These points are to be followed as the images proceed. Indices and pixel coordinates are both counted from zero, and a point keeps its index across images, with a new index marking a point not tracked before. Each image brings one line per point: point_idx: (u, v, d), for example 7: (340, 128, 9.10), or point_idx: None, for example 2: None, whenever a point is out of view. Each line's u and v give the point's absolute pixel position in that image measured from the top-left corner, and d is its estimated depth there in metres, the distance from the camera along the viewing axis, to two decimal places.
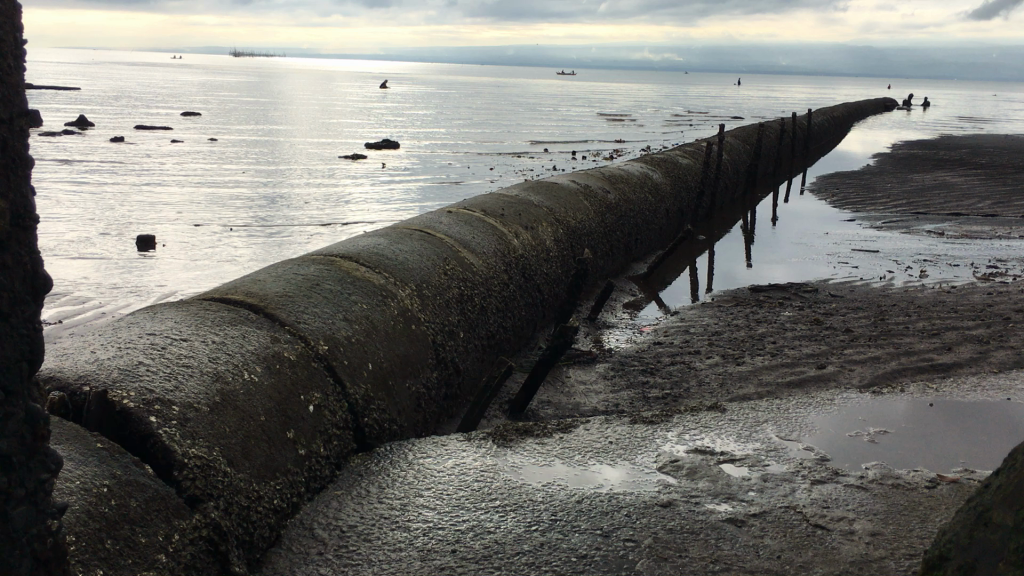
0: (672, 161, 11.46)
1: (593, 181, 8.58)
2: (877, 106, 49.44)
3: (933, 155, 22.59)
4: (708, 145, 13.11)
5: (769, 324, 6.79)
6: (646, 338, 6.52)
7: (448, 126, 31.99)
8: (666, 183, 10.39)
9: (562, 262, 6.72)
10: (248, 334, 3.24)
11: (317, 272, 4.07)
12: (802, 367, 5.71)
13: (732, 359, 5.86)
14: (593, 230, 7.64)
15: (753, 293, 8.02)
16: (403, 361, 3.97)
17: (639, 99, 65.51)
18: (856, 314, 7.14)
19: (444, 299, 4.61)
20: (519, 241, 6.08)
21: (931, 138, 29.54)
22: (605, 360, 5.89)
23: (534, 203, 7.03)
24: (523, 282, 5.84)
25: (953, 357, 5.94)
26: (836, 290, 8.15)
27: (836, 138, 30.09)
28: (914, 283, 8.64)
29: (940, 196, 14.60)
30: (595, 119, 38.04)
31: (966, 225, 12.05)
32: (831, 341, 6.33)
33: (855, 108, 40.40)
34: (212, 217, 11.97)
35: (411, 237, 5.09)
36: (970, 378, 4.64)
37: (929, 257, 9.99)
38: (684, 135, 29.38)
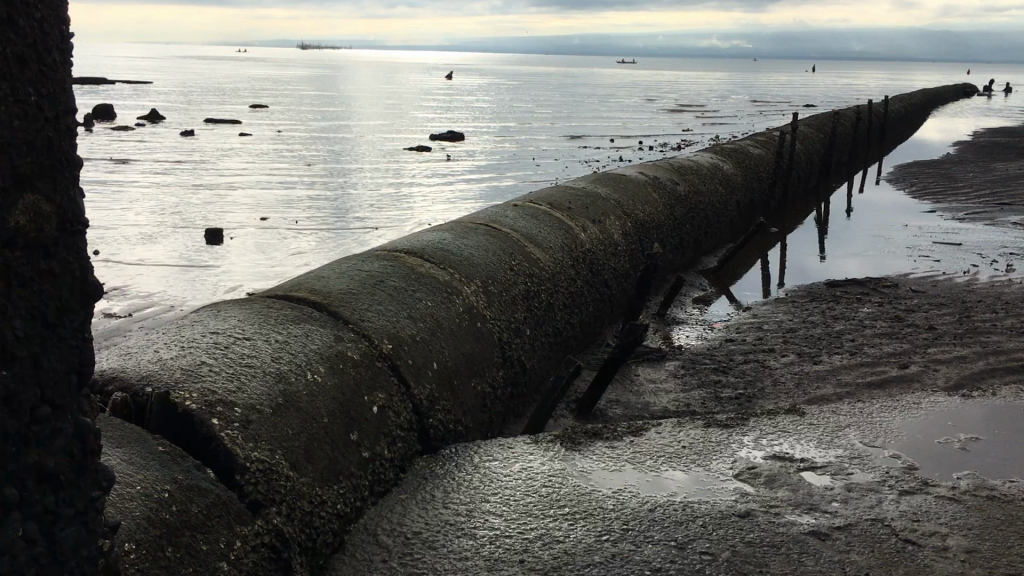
0: (742, 151, 11.19)
1: (662, 173, 8.39)
2: (955, 93, 47.91)
3: (1016, 143, 21.75)
4: (780, 135, 12.78)
5: (847, 321, 6.54)
6: (717, 335, 6.33)
7: (513, 118, 31.92)
8: (737, 175, 10.13)
9: (630, 256, 6.57)
10: (311, 333, 3.18)
11: (382, 268, 4.00)
12: (883, 367, 5.47)
13: (809, 358, 5.64)
14: (662, 223, 7.47)
15: (828, 288, 7.75)
16: (469, 360, 3.88)
17: (706, 87, 64.54)
18: (939, 311, 6.84)
19: (510, 295, 4.52)
20: (586, 234, 5.95)
21: (1014, 124, 28.46)
22: (675, 358, 5.73)
23: (602, 196, 6.88)
24: (590, 277, 5.72)
25: None
26: (917, 286, 7.83)
27: (913, 125, 29.20)
28: (1000, 278, 8.27)
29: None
30: (662, 109, 37.56)
31: None
32: (913, 339, 6.06)
33: (932, 96, 39.18)
34: (279, 211, 12.06)
35: (477, 231, 5.00)
36: None
37: (1016, 250, 9.56)
38: (753, 125, 28.83)
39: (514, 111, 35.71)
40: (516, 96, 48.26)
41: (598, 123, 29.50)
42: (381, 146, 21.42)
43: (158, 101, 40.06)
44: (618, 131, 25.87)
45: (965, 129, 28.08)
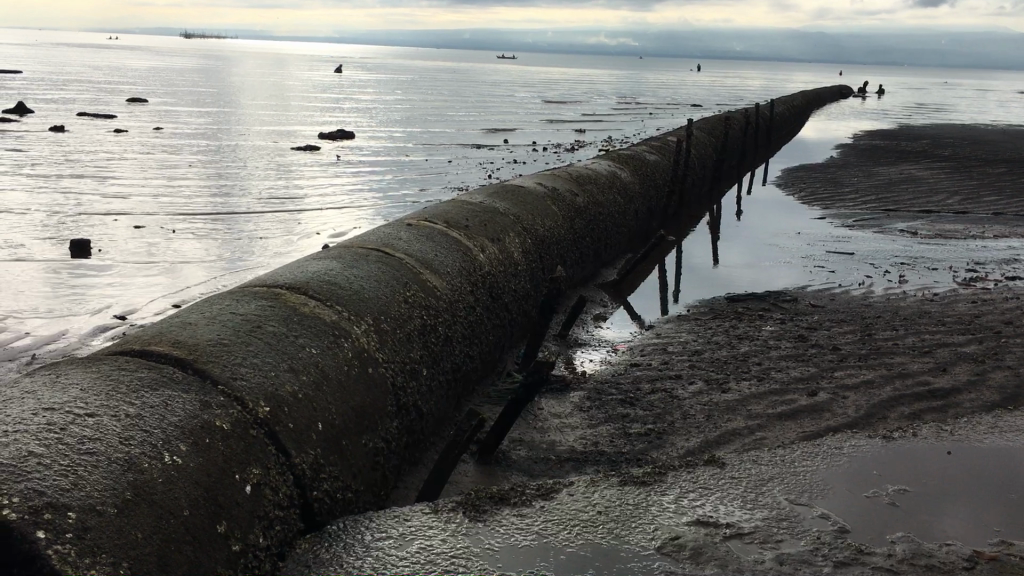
0: (639, 157, 11.02)
1: (561, 183, 8.09)
2: (832, 96, 49.80)
3: (894, 146, 22.49)
4: (675, 141, 12.70)
5: (752, 341, 6.36)
6: (621, 359, 6.07)
7: (404, 116, 31.32)
8: (635, 183, 9.93)
9: (531, 276, 6.26)
10: (172, 401, 2.70)
11: (260, 309, 3.54)
12: (793, 395, 5.28)
13: (717, 386, 5.41)
14: (561, 238, 7.16)
15: (729, 303, 7.60)
16: (359, 414, 3.47)
17: (597, 85, 65.39)
18: (841, 328, 6.75)
19: (406, 333, 4.14)
20: (484, 255, 5.58)
21: (890, 127, 29.56)
22: (580, 387, 5.43)
23: (500, 210, 6.52)
24: (490, 303, 5.37)
25: (950, 380, 5.57)
26: (817, 300, 7.75)
27: (795, 127, 29.99)
28: (895, 290, 8.29)
29: (908, 192, 14.36)
30: (554, 109, 37.59)
31: (939, 224, 11.79)
32: (819, 361, 5.91)
33: (813, 98, 40.49)
34: (158, 218, 11.36)
35: (368, 259, 4.57)
36: (983, 415, 4.23)
37: (906, 259, 9.66)
38: (644, 126, 29.09)
39: (405, 108, 35.07)
40: (411, 92, 47.65)
41: (491, 121, 29.30)
42: (270, 145, 20.69)
43: (29, 94, 37.90)
44: (513, 132, 25.73)
45: (846, 130, 29.03)
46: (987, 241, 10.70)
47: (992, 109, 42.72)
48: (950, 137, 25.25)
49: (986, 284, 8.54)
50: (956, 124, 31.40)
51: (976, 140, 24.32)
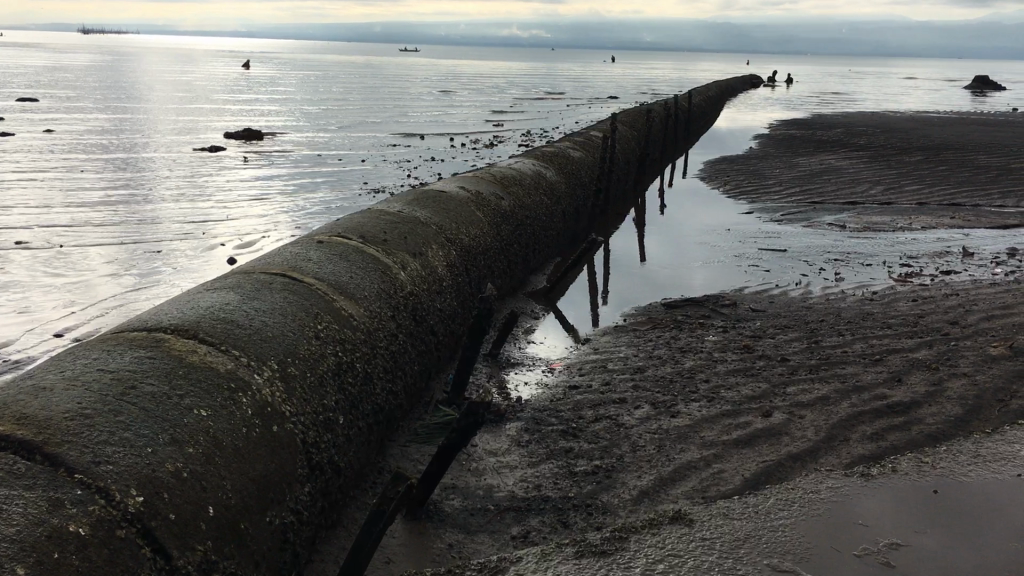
0: (563, 153, 10.57)
1: (485, 185, 7.58)
2: (745, 85, 50.42)
3: (811, 136, 22.58)
4: (599, 137, 12.30)
5: (696, 354, 5.95)
6: (558, 380, 5.61)
7: (317, 114, 30.31)
8: (561, 182, 9.48)
9: (456, 292, 5.74)
10: (8, 503, 2.10)
11: (138, 361, 2.93)
12: (746, 417, 4.86)
13: (665, 410, 4.97)
14: (487, 247, 6.66)
15: (666, 311, 7.19)
16: (262, 486, 2.92)
17: (510, 79, 65.04)
18: (786, 335, 6.39)
19: (316, 377, 3.59)
20: (406, 273, 5.05)
21: (804, 116, 29.88)
22: (515, 416, 4.95)
23: (420, 219, 5.97)
24: (412, 328, 4.84)
25: (908, 392, 5.23)
26: (756, 303, 7.40)
27: (712, 117, 30.05)
28: (833, 289, 8.00)
29: (831, 183, 14.25)
30: (470, 103, 36.96)
31: (865, 215, 11.65)
32: (770, 375, 5.51)
33: (727, 89, 40.76)
34: (50, 232, 10.48)
35: (273, 288, 3.99)
36: (962, 442, 3.85)
37: (839, 255, 9.42)
38: (562, 119, 28.76)
39: (317, 106, 34.00)
40: (324, 89, 46.49)
41: (407, 118, 28.62)
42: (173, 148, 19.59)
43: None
44: (430, 128, 25.12)
45: (761, 119, 29.13)
46: (915, 233, 10.56)
47: (899, 97, 43.67)
48: (863, 125, 25.52)
49: (923, 280, 8.34)
50: (865, 112, 31.95)
51: (888, 128, 24.66)
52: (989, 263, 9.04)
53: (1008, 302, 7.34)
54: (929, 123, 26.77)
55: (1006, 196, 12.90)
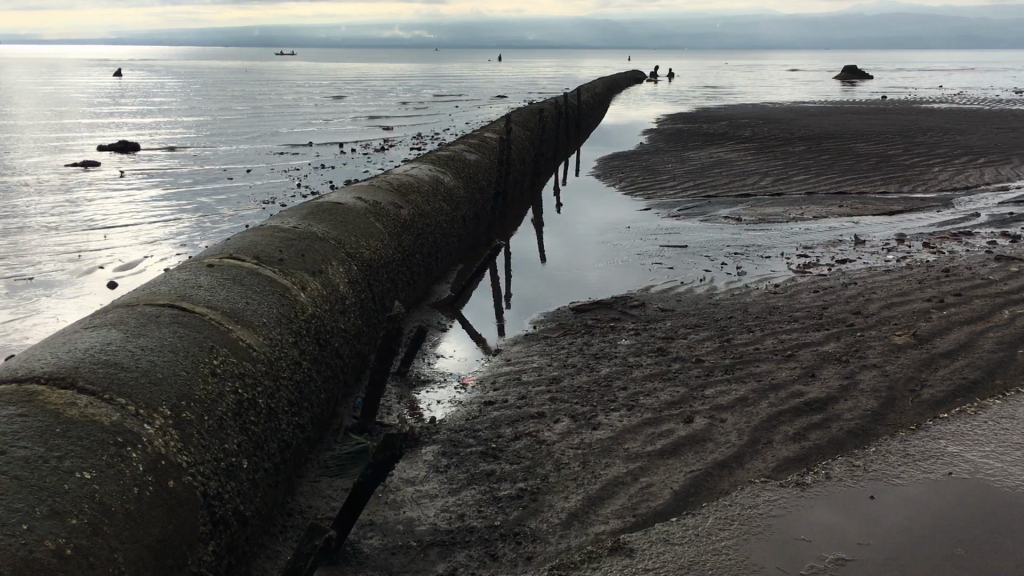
0: (458, 157, 10.33)
1: (382, 194, 7.29)
2: (629, 81, 51.14)
3: (698, 129, 22.95)
4: (493, 139, 12.13)
5: (610, 360, 5.83)
6: (471, 396, 5.40)
7: (198, 123, 29.22)
8: (459, 187, 9.25)
9: (360, 310, 5.46)
10: None
11: (8, 419, 2.59)
12: (668, 424, 4.74)
13: (585, 422, 4.81)
14: (389, 259, 6.38)
15: (575, 316, 7.05)
16: (159, 552, 2.63)
17: (396, 81, 64.34)
18: (697, 334, 6.33)
19: (215, 420, 3.29)
20: (306, 295, 4.75)
21: (689, 110, 30.42)
22: (431, 439, 4.71)
23: (318, 234, 5.66)
24: (316, 353, 4.54)
25: (823, 387, 5.21)
26: (664, 303, 7.34)
27: (600, 114, 30.30)
28: (736, 283, 8.02)
29: (723, 176, 14.44)
30: (358, 107, 36.30)
31: (759, 207, 11.82)
32: (687, 379, 5.42)
33: (612, 85, 41.19)
34: None
35: (161, 321, 3.65)
36: (888, 440, 3.80)
37: (738, 248, 9.49)
38: (452, 121, 28.51)
39: (197, 115, 32.80)
40: (203, 97, 44.90)
41: (291, 125, 27.87)
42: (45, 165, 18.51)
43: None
44: (316, 134, 24.51)
45: (649, 114, 29.49)
46: (808, 222, 10.75)
47: (776, 88, 45.00)
48: (745, 117, 26.13)
49: (821, 269, 8.45)
50: (747, 104, 32.71)
51: (770, 119, 25.30)
52: (881, 250, 9.24)
53: (904, 289, 7.47)
54: (808, 113, 27.61)
55: (887, 183, 13.30)
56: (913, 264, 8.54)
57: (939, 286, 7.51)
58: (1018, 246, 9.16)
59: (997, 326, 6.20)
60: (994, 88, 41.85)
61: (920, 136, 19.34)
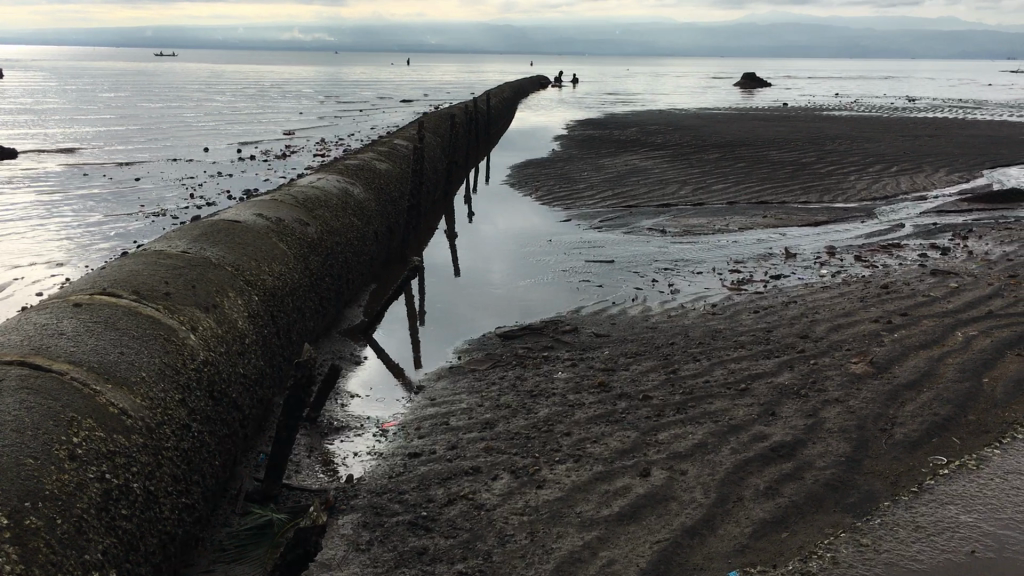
0: (369, 167, 9.59)
1: (286, 210, 6.52)
2: (533, 84, 51.01)
3: (609, 135, 22.65)
4: (403, 147, 11.40)
5: (548, 398, 5.22)
6: (392, 446, 4.71)
7: (84, 127, 27.46)
8: (370, 199, 8.52)
9: (261, 348, 4.70)
10: None
11: None
12: (623, 480, 4.14)
13: (529, 479, 4.18)
14: (293, 286, 5.61)
15: (504, 344, 6.42)
16: None
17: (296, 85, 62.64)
18: (640, 365, 5.78)
19: (72, 523, 2.54)
20: (196, 337, 3.97)
21: (598, 115, 30.18)
22: (349, 506, 4.00)
23: (212, 260, 4.87)
24: (209, 410, 3.79)
25: (787, 427, 4.70)
26: (598, 327, 6.77)
27: (508, 118, 29.82)
28: (671, 303, 7.53)
29: (641, 185, 14.03)
30: (257, 111, 34.90)
31: (682, 217, 11.43)
32: (636, 421, 4.84)
33: (518, 90, 40.82)
34: None
35: (7, 385, 2.85)
36: (900, 512, 3.47)
37: (668, 263, 9.02)
38: (357, 126, 27.57)
39: (83, 119, 30.89)
40: (89, 99, 42.56)
41: (187, 130, 26.54)
42: None
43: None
44: (214, 140, 23.31)
45: (558, 120, 29.09)
46: (735, 234, 10.39)
47: (679, 95, 45.42)
48: (656, 123, 25.98)
49: (757, 286, 8.04)
50: (653, 109, 32.68)
51: (680, 125, 25.23)
52: (814, 264, 8.90)
53: (848, 308, 7.09)
54: (715, 119, 27.66)
55: (807, 192, 13.11)
56: (849, 279, 8.21)
57: (882, 304, 7.15)
58: (949, 259, 8.96)
59: (954, 352, 5.82)
60: (886, 96, 43.29)
61: (829, 144, 19.42)
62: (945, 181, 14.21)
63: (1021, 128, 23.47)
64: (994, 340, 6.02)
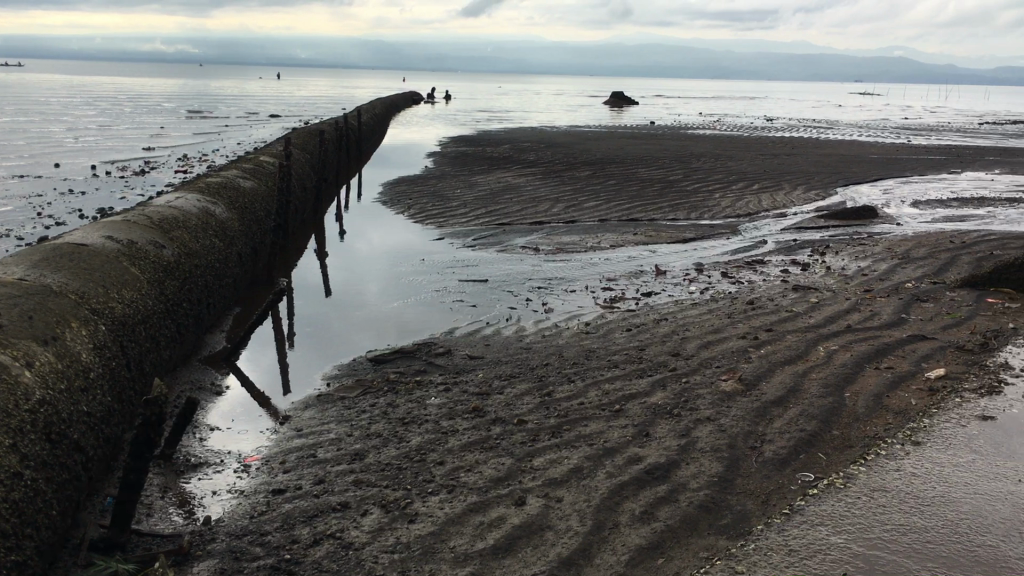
0: (231, 184, 9.20)
1: (138, 231, 6.14)
2: (404, 100, 50.77)
3: (481, 152, 22.67)
4: (269, 165, 11.03)
5: (421, 426, 5.05)
6: (254, 483, 4.44)
7: None
8: (233, 219, 8.17)
9: (109, 382, 4.36)
10: None
11: None
12: (498, 510, 4.02)
13: (399, 513, 4.01)
14: (146, 313, 5.26)
15: (374, 369, 6.21)
16: None
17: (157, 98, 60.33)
18: (514, 388, 5.68)
19: None
20: (31, 374, 3.63)
21: (470, 132, 30.21)
22: (206, 551, 3.74)
23: (53, 288, 4.50)
24: (45, 455, 3.46)
25: (661, 448, 4.68)
26: (471, 349, 6.64)
27: (379, 135, 29.49)
28: (545, 322, 7.48)
29: (514, 202, 14.03)
30: (114, 125, 33.38)
31: (555, 235, 11.46)
32: (511, 447, 4.73)
33: (390, 106, 40.49)
34: None
35: None
36: (774, 537, 3.48)
37: (541, 282, 8.99)
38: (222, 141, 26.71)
39: None
40: None
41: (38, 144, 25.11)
42: None
43: None
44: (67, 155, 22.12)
45: (430, 136, 28.95)
46: (607, 251, 10.48)
47: (549, 112, 46.03)
48: (528, 141, 26.17)
49: (629, 304, 8.09)
50: (524, 127, 32.93)
51: (551, 143, 25.49)
52: (683, 280, 9.05)
53: (717, 325, 7.20)
54: (585, 137, 28.08)
55: (675, 209, 13.39)
56: (717, 296, 8.37)
57: (748, 321, 7.30)
58: (809, 275, 9.27)
59: (817, 367, 5.96)
60: (745, 115, 45.07)
61: (694, 162, 19.97)
62: (803, 198, 14.77)
63: (869, 148, 24.77)
64: (854, 354, 6.21)
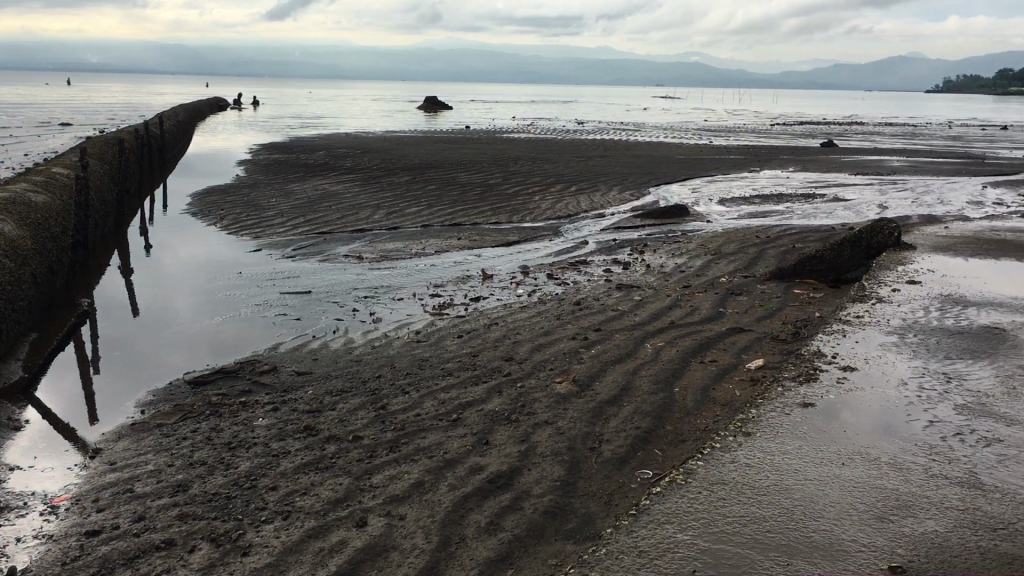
0: (20, 200, 8.46)
1: None
2: (211, 107, 48.76)
3: (296, 159, 22.04)
4: (63, 177, 10.23)
5: (249, 449, 4.77)
6: (64, 525, 4.04)
7: None
8: (24, 237, 7.49)
9: None
10: None
11: None
12: (338, 533, 3.83)
13: (231, 546, 3.75)
14: None
15: (194, 392, 5.84)
16: None
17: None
18: (346, 402, 5.48)
19: None
20: None
21: (283, 139, 29.34)
22: None
23: None
24: None
25: (502, 455, 4.62)
26: (298, 364, 6.37)
27: (185, 143, 28.14)
28: (373, 333, 7.29)
29: (333, 210, 13.69)
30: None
31: (378, 242, 11.26)
32: (347, 465, 4.53)
33: (195, 114, 38.78)
34: None
35: None
36: (622, 539, 3.49)
37: (367, 291, 8.78)
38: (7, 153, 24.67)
39: None
40: None
41: None
42: None
43: None
44: None
45: (240, 143, 27.89)
46: (432, 257, 10.38)
47: (364, 118, 45.48)
48: (343, 147, 25.70)
49: (457, 309, 8.02)
50: (339, 133, 32.33)
51: (367, 149, 25.14)
52: (510, 284, 9.08)
53: (546, 327, 7.25)
54: (402, 142, 27.89)
55: (497, 213, 13.47)
56: (544, 298, 8.45)
57: (576, 322, 7.39)
58: (630, 273, 9.52)
59: (646, 364, 6.10)
60: (557, 119, 46.24)
61: (512, 165, 20.21)
62: (618, 199, 15.23)
63: (675, 149, 25.94)
64: (679, 349, 6.40)
